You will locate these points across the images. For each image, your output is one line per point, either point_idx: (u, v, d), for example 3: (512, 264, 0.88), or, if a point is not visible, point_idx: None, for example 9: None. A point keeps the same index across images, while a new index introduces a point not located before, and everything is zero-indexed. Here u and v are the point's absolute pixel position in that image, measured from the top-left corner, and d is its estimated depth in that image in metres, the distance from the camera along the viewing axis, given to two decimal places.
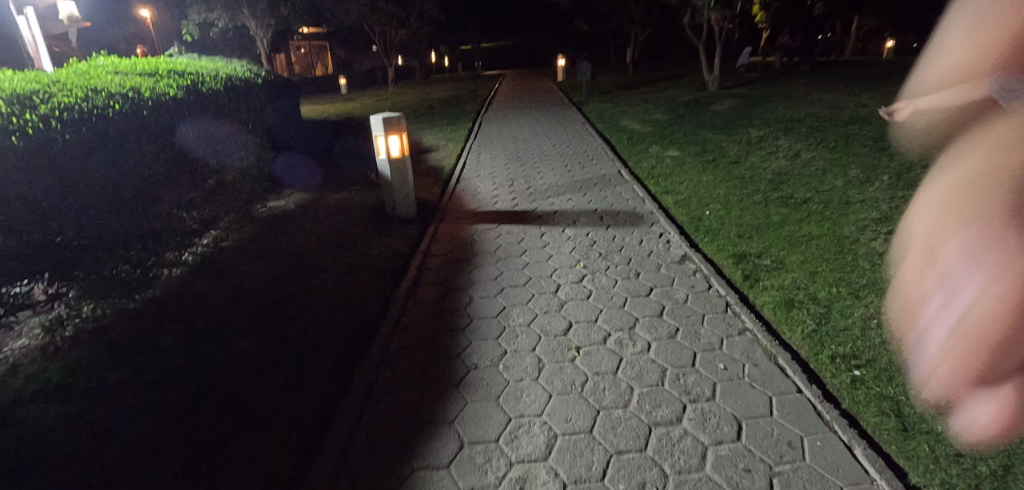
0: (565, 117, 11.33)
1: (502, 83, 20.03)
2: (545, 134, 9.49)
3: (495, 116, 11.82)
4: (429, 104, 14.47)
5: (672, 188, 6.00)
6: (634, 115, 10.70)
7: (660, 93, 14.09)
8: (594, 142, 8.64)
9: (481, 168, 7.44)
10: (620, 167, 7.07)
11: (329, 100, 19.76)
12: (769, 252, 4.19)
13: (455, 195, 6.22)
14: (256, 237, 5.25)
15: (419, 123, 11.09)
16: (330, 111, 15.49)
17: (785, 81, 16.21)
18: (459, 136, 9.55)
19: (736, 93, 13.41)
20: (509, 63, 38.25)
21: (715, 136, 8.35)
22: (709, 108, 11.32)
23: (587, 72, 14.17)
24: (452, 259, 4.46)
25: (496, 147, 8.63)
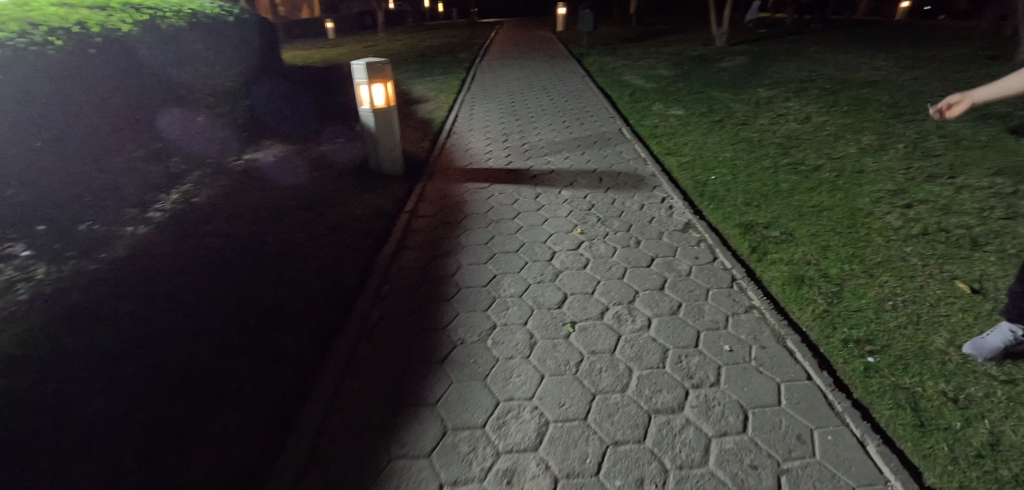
0: (564, 70, 10.61)
1: (497, 31, 18.84)
2: (542, 87, 8.86)
3: (489, 66, 11.03)
4: (418, 51, 13.50)
5: (676, 149, 5.60)
6: (637, 70, 10.03)
7: (664, 47, 13.28)
8: (594, 96, 8.06)
9: (473, 121, 6.91)
10: (621, 124, 6.59)
11: (312, 44, 18.51)
12: (779, 223, 3.91)
13: (443, 150, 5.75)
14: (227, 190, 4.82)
15: (407, 72, 10.32)
16: (314, 56, 14.47)
17: (796, 38, 15.36)
18: (450, 87, 8.89)
19: (744, 50, 12.67)
20: (505, 10, 35.99)
21: (722, 95, 7.85)
22: (716, 64, 10.67)
23: (588, 21, 13.23)
24: (437, 220, 4.10)
25: (489, 99, 8.03)
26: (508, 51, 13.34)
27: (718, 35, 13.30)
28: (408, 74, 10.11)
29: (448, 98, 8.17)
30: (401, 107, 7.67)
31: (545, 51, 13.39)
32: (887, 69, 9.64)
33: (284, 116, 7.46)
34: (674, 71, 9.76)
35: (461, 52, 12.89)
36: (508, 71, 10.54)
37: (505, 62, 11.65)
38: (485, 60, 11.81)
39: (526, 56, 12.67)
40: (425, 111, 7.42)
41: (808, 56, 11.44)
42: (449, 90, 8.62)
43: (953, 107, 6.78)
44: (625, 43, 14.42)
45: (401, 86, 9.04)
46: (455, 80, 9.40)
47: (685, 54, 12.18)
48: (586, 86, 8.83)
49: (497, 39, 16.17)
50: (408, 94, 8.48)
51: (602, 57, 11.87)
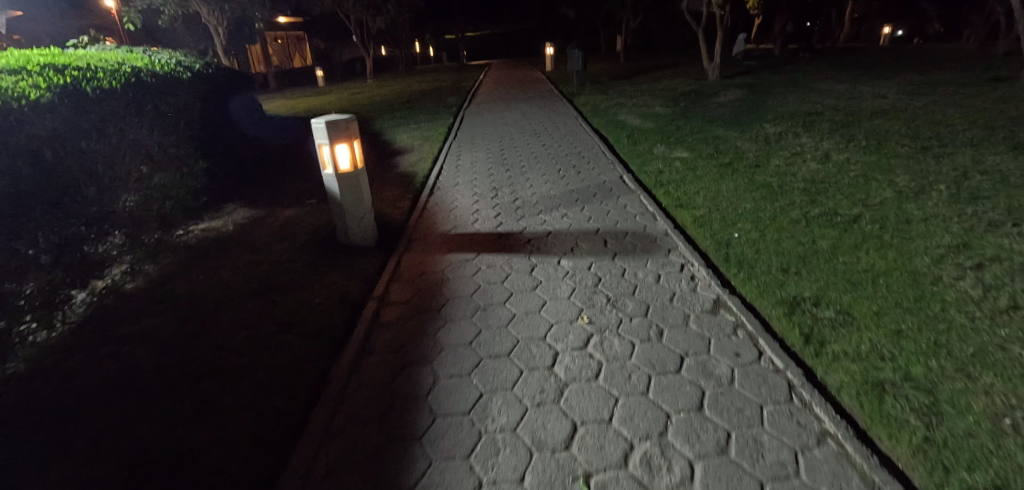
0: (556, 112, 10.19)
1: (487, 73, 18.91)
2: (534, 132, 8.37)
3: (479, 111, 10.64)
4: (407, 97, 13.21)
5: (687, 200, 4.97)
6: (632, 108, 9.62)
7: (656, 84, 13.04)
8: (590, 141, 7.54)
9: (460, 174, 6.32)
10: (622, 172, 6.00)
11: (302, 93, 18.48)
12: (827, 296, 3.20)
13: (426, 211, 5.10)
14: (173, 270, 4.15)
15: (393, 120, 9.89)
16: (300, 105, 14.24)
17: (789, 69, 15.19)
18: (436, 135, 8.40)
19: (738, 83, 12.40)
20: (495, 52, 36.81)
21: (726, 132, 7.33)
22: (713, 99, 10.29)
23: (577, 61, 13.06)
24: (411, 307, 3.37)
25: (478, 148, 7.50)
26: (498, 94, 13.06)
27: (710, 70, 13.08)
28: (394, 122, 9.68)
29: (434, 148, 7.64)
30: (383, 160, 7.12)
31: (536, 92, 13.11)
32: (892, 98, 9.22)
33: (256, 175, 6.89)
34: (671, 108, 9.33)
35: (450, 97, 12.59)
36: (498, 115, 10.13)
37: (495, 106, 11.29)
38: (474, 104, 11.46)
39: (516, 98, 12.36)
40: (409, 164, 6.86)
41: (806, 88, 11.10)
42: (435, 140, 8.12)
43: (981, 137, 6.21)
44: (616, 81, 14.22)
45: (385, 136, 8.57)
46: (442, 127, 8.93)
47: (680, 89, 11.87)
48: (581, 129, 8.35)
49: (487, 82, 16.00)
50: (393, 145, 7.98)
51: (594, 96, 11.53)
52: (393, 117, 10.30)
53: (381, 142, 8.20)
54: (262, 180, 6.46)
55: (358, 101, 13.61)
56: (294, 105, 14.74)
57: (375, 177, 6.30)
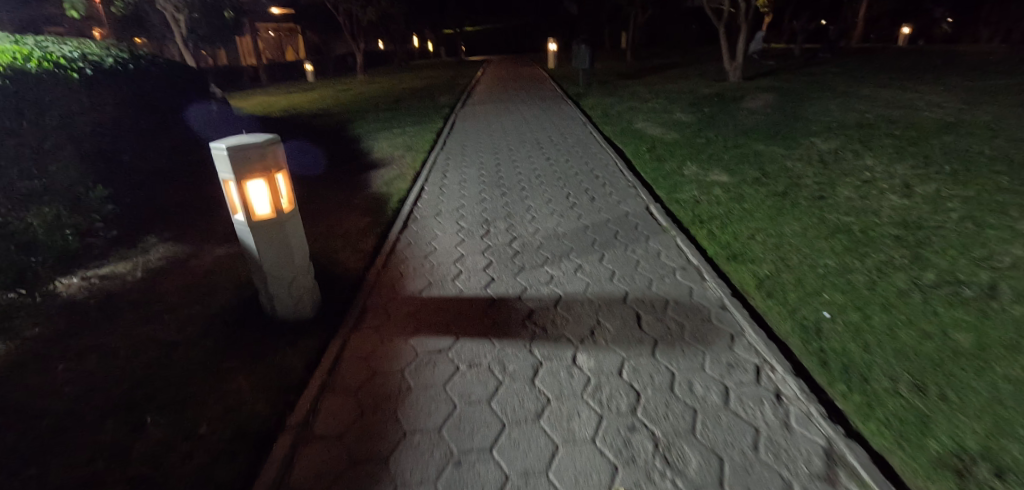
0: (562, 116, 8.88)
1: (487, 70, 17.67)
2: (536, 142, 7.10)
3: (473, 115, 9.34)
4: (393, 96, 11.88)
5: (742, 249, 3.71)
6: (648, 114, 8.32)
7: (672, 85, 11.78)
8: (604, 154, 6.28)
9: (444, 197, 5.05)
10: (648, 201, 4.74)
11: (289, 90, 17.27)
12: (1008, 453, 1.89)
13: (393, 256, 3.82)
14: (31, 350, 2.95)
15: (373, 125, 8.61)
16: (281, 103, 13.04)
17: (814, 71, 13.87)
18: (421, 144, 7.12)
19: (764, 85, 11.11)
20: (496, 47, 35.35)
21: (768, 146, 6.06)
22: (740, 104, 9.02)
23: (583, 57, 11.81)
24: (339, 447, 2.09)
25: (470, 163, 6.22)
26: (496, 95, 11.70)
27: (731, 71, 11.75)
28: (373, 127, 8.39)
29: (416, 160, 6.35)
30: (351, 177, 5.86)
31: (538, 93, 11.77)
32: (951, 107, 7.94)
33: (198, 192, 5.67)
34: (694, 115, 8.03)
35: (442, 97, 11.26)
36: (495, 120, 8.83)
37: (492, 108, 9.97)
38: (469, 106, 10.14)
39: (516, 99, 11.03)
40: (382, 183, 5.58)
41: (843, 93, 9.80)
42: (419, 150, 6.83)
43: None
44: (626, 81, 12.90)
45: (361, 145, 7.30)
46: (429, 135, 7.64)
47: (698, 92, 10.55)
48: (592, 139, 7.08)
49: (483, 81, 14.62)
50: (367, 157, 6.70)
51: (603, 99, 10.21)
52: (374, 121, 8.99)
53: (355, 153, 6.93)
54: (205, 208, 5.29)
55: (339, 100, 12.27)
56: (270, 103, 13.37)
57: (337, 202, 5.04)
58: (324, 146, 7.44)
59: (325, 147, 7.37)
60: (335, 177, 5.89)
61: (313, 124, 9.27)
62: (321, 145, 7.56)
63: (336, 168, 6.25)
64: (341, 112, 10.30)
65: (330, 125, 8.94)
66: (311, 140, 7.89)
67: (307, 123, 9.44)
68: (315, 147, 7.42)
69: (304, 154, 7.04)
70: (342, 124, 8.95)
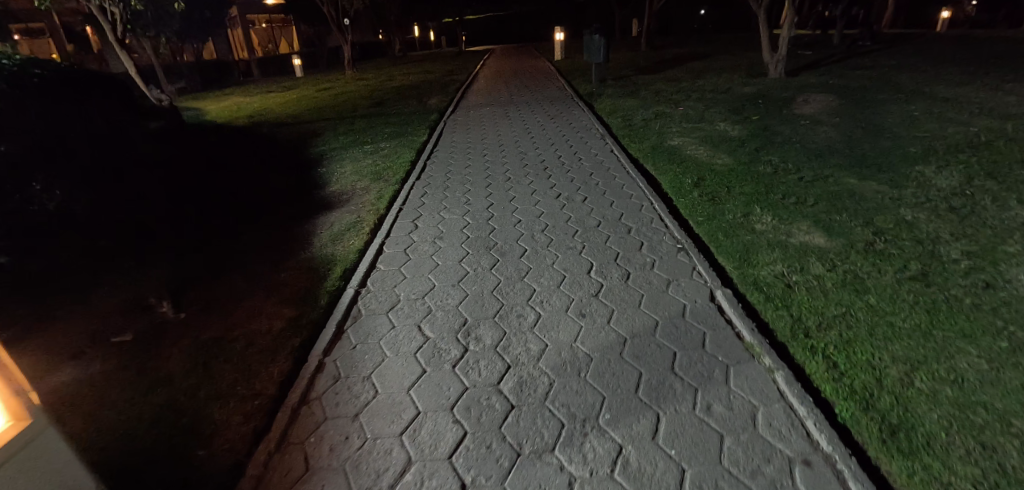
0: (574, 126, 7.18)
1: (488, 63, 15.97)
2: (542, 166, 5.44)
3: (466, 124, 7.66)
4: (376, 98, 10.21)
5: (906, 416, 2.09)
6: (683, 124, 6.59)
7: (702, 81, 9.99)
8: (633, 190, 4.63)
9: (408, 269, 3.44)
10: (710, 284, 3.12)
11: (271, 88, 15.71)
12: None
13: (301, 418, 2.26)
14: None
15: (343, 139, 7.03)
16: (254, 106, 11.49)
17: (864, 60, 11.85)
18: (394, 170, 5.50)
19: (813, 82, 9.31)
20: (500, 34, 33.39)
21: (860, 180, 4.40)
22: (795, 108, 7.27)
23: (597, 50, 10.05)
24: None
25: (453, 201, 4.59)
26: (494, 95, 9.98)
27: (771, 63, 9.80)
28: (342, 144, 6.77)
29: (382, 198, 4.73)
30: (292, 227, 4.29)
31: (543, 92, 10.04)
32: None
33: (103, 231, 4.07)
34: (743, 125, 6.27)
35: (431, 100, 9.55)
36: (492, 131, 7.15)
37: (489, 114, 8.27)
38: (462, 112, 8.47)
39: (517, 101, 9.30)
40: (329, 239, 4.00)
41: (917, 91, 7.91)
42: (389, 179, 5.21)
43: None
44: (645, 76, 11.04)
45: (320, 171, 5.70)
46: (405, 156, 6.00)
47: (736, 91, 8.70)
48: (614, 162, 5.41)
49: (481, 77, 12.86)
50: (320, 190, 5.10)
51: (622, 101, 8.42)
52: (344, 133, 7.35)
53: (308, 184, 5.34)
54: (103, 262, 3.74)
55: (314, 103, 10.61)
56: (240, 106, 11.74)
57: (257, 281, 3.48)
58: (274, 171, 5.86)
59: (276, 173, 5.79)
60: (271, 227, 4.32)
61: (274, 137, 7.67)
62: (273, 169, 5.98)
63: (277, 210, 4.67)
64: (311, 119, 8.67)
65: (294, 138, 7.38)
66: (263, 161, 6.31)
67: (268, 135, 7.83)
68: (263, 172, 5.84)
69: (244, 185, 5.46)
70: (308, 138, 7.35)
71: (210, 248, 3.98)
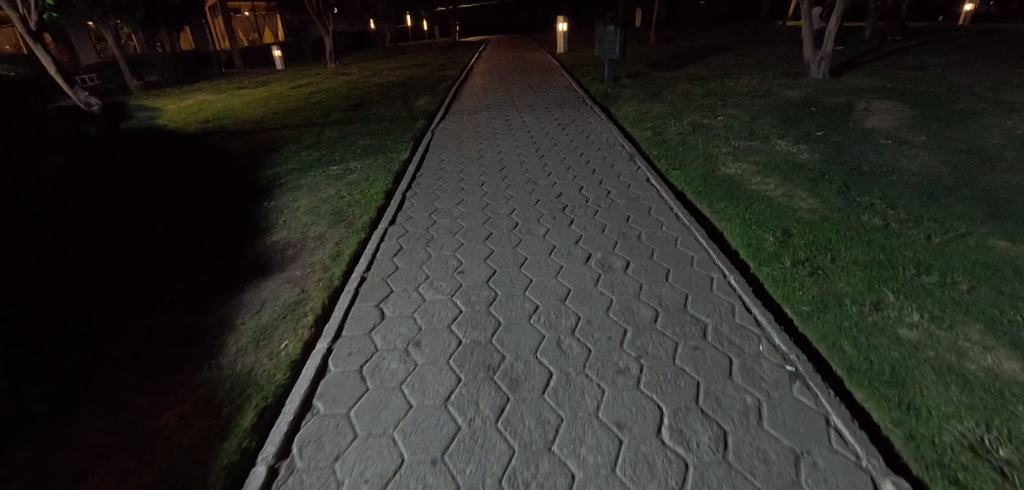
0: (591, 137, 5.77)
1: (484, 56, 14.45)
2: (558, 200, 4.06)
3: (459, 136, 6.24)
4: (354, 98, 8.75)
5: None
6: (731, 137, 5.22)
7: (732, 81, 8.60)
8: (691, 246, 3.29)
9: (362, 420, 2.07)
10: (868, 467, 1.73)
11: (242, 82, 14.12)
12: None
13: None
14: None
15: (306, 154, 5.63)
16: (215, 107, 9.99)
17: (907, 57, 10.43)
18: (361, 208, 4.12)
19: (863, 82, 7.95)
20: (495, 22, 31.63)
21: (1015, 241, 3.10)
22: (859, 118, 5.94)
23: (609, 43, 8.54)
24: None
25: (439, 262, 3.21)
26: (491, 96, 8.55)
27: (812, 62, 8.33)
28: (302, 163, 5.35)
29: (341, 257, 3.37)
30: (201, 311, 2.92)
31: (549, 93, 8.62)
32: None
33: None
34: (810, 143, 4.94)
35: (417, 102, 8.10)
36: (491, 145, 5.75)
37: (486, 121, 6.85)
38: (454, 119, 7.05)
39: (519, 103, 7.86)
40: (251, 339, 2.65)
41: (996, 99, 6.58)
42: (353, 224, 3.83)
43: None
44: (663, 75, 9.57)
45: (265, 206, 4.31)
46: (378, 185, 4.60)
47: (779, 94, 7.30)
48: (653, 197, 4.06)
49: (474, 73, 11.34)
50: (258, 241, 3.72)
51: (645, 104, 7.01)
52: (307, 147, 5.92)
53: (245, 229, 3.95)
54: None
55: (283, 104, 9.13)
56: (200, 107, 10.20)
57: (111, 431, 2.09)
58: (205, 206, 4.45)
59: (207, 208, 4.39)
60: (170, 310, 2.94)
61: (223, 150, 6.23)
62: (205, 201, 4.58)
63: (190, 277, 3.30)
64: (273, 126, 7.23)
65: (248, 152, 5.98)
66: (196, 189, 4.89)
67: (215, 148, 6.38)
68: (191, 207, 4.44)
69: (163, 228, 4.07)
70: (262, 152, 5.92)
71: (66, 350, 2.60)
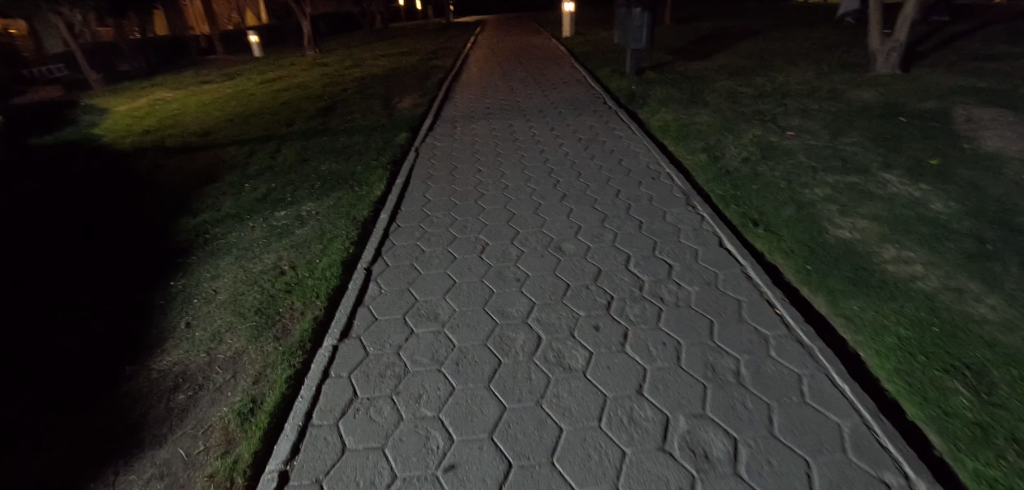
0: (627, 159, 4.32)
1: (482, 41, 12.80)
2: (597, 284, 2.68)
3: (451, 157, 4.78)
4: (327, 98, 7.26)
5: None
6: (819, 168, 3.80)
7: (782, 73, 7.05)
8: (830, 406, 1.91)
9: None
10: None
11: (210, 74, 12.54)
12: None
13: None
14: None
15: (250, 190, 4.24)
16: (166, 108, 8.50)
17: (974, 44, 8.81)
18: (302, 300, 2.77)
19: (947, 77, 6.43)
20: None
21: None
22: (973, 134, 4.49)
23: (631, 27, 6.96)
24: None
25: (413, 440, 1.87)
26: (490, 94, 7.02)
27: (880, 52, 6.69)
28: (239, 207, 3.96)
29: (255, 420, 2.07)
30: None
31: (562, 88, 7.11)
32: None
33: None
34: (934, 181, 3.52)
35: (401, 104, 6.63)
36: (494, 170, 4.27)
37: (485, 133, 5.38)
38: (444, 130, 5.54)
39: (525, 105, 6.35)
40: None
41: None
42: (288, 338, 2.51)
43: None
44: (694, 65, 7.97)
45: (170, 294, 2.97)
46: (334, 249, 3.21)
47: (849, 95, 5.76)
48: (736, 280, 2.69)
49: (469, 63, 9.73)
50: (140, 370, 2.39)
51: (685, 108, 5.49)
52: (251, 179, 4.49)
53: (139, 338, 2.65)
54: None
55: (242, 105, 7.62)
56: (149, 109, 8.65)
57: None
58: (92, 286, 3.12)
59: (93, 292, 3.06)
60: None
61: (152, 179, 4.84)
62: (94, 276, 3.24)
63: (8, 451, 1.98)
64: (218, 141, 5.76)
65: (181, 184, 4.60)
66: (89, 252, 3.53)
67: (138, 176, 4.95)
68: (75, 287, 3.11)
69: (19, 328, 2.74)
70: (194, 185, 4.50)
71: None
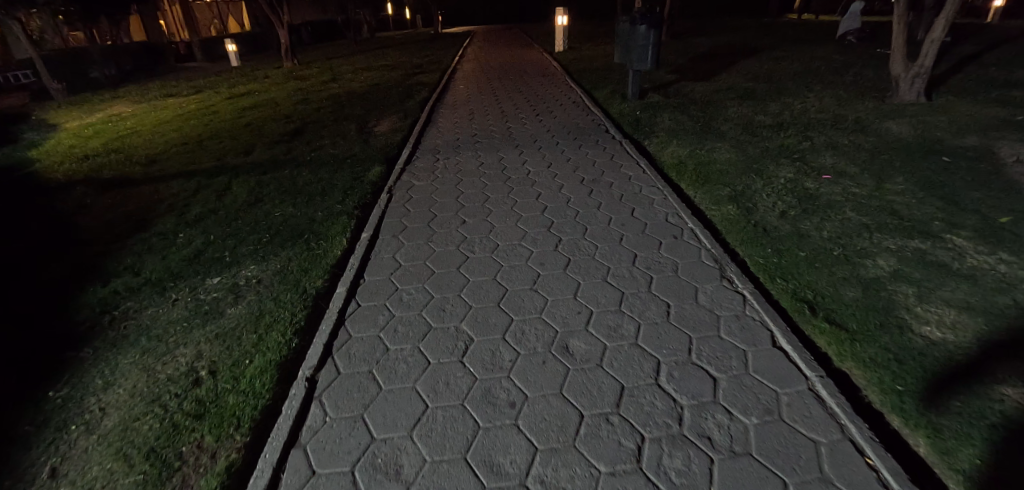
0: (641, 206, 3.59)
1: (471, 55, 12.17)
2: (620, 414, 1.94)
3: (430, 196, 3.99)
4: (296, 120, 6.49)
5: None
6: (873, 230, 3.13)
7: (797, 98, 6.46)
8: None
9: None
10: None
11: (179, 85, 11.69)
12: None
13: None
14: None
15: (181, 246, 3.45)
16: (117, 126, 7.63)
17: (988, 69, 8.38)
18: (216, 432, 1.98)
19: (977, 107, 5.87)
20: (483, 11, 28.95)
21: None
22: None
23: (632, 47, 6.32)
24: None
25: None
26: (478, 118, 6.30)
27: (901, 78, 6.17)
28: (163, 271, 3.16)
29: None
30: None
31: (557, 111, 6.44)
32: None
33: None
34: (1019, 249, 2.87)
35: (376, 129, 5.88)
36: (482, 219, 3.51)
37: (471, 167, 4.64)
38: (424, 162, 4.78)
39: (517, 132, 5.64)
40: None
41: None
42: None
43: None
44: (699, 87, 7.37)
45: (38, 414, 2.16)
46: (270, 344, 2.43)
47: (878, 127, 5.16)
48: (805, 408, 1.95)
49: (456, 80, 9.04)
50: None
51: (699, 139, 4.82)
52: (187, 229, 3.69)
53: None
54: None
55: (199, 126, 6.79)
56: (97, 127, 7.73)
57: None
58: None
59: None
60: None
61: (71, 222, 4.00)
62: None
63: None
64: (160, 173, 4.92)
65: (102, 230, 3.78)
66: None
67: (52, 219, 4.08)
68: None
69: None
70: (115, 235, 3.68)
71: None
